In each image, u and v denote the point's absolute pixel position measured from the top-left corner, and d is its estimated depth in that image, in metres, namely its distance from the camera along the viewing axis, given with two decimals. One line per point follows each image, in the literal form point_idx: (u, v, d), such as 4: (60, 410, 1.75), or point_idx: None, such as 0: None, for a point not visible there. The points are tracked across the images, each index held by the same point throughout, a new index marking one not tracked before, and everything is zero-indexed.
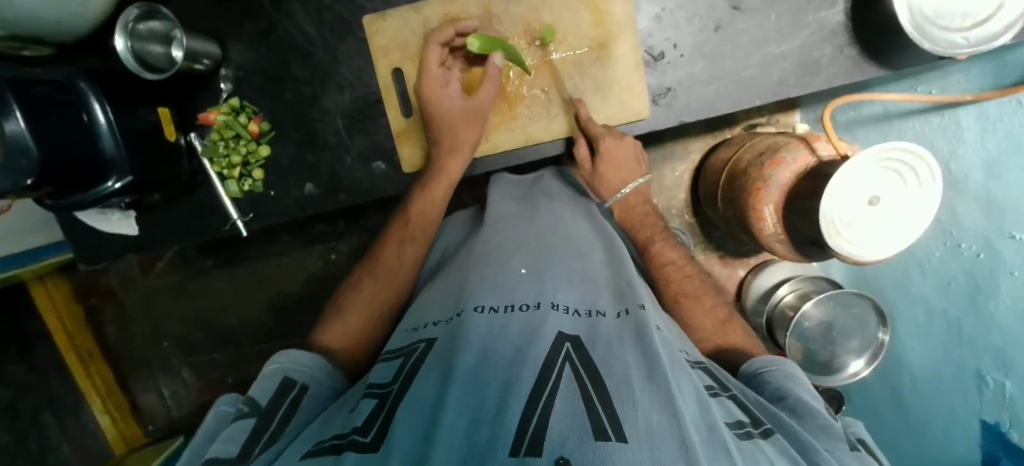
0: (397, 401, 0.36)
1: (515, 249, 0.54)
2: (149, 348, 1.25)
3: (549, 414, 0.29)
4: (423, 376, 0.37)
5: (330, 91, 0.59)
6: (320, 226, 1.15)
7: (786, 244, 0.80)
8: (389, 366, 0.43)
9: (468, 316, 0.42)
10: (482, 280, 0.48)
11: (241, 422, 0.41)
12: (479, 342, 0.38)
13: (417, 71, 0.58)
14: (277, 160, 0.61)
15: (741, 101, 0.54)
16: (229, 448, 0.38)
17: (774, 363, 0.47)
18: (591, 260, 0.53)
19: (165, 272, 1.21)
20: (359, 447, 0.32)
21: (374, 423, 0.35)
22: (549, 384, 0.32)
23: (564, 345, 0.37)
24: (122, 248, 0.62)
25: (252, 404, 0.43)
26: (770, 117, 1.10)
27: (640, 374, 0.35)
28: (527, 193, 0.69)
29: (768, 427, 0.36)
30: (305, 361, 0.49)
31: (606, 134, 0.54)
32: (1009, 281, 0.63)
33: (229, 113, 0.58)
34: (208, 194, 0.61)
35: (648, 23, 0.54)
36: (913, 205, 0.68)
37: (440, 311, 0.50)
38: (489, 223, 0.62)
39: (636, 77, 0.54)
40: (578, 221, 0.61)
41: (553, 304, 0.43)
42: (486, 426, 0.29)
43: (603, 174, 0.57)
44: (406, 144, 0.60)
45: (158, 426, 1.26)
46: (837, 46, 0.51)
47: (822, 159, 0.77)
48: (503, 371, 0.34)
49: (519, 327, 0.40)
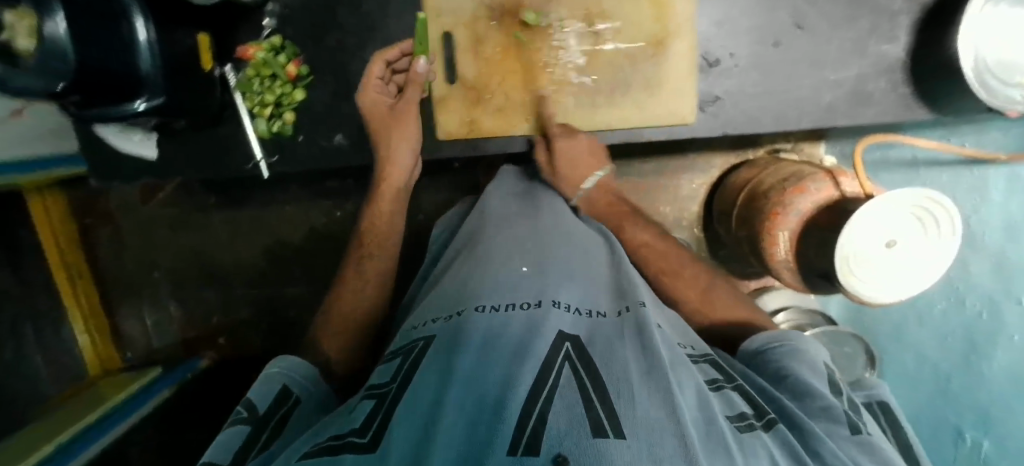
0: (397, 396, 0.36)
1: (517, 246, 0.53)
2: (143, 275, 1.24)
3: (548, 410, 0.29)
4: (424, 373, 0.37)
5: (375, 45, 0.58)
6: (330, 182, 1.14)
7: (795, 273, 0.81)
8: (388, 365, 0.43)
9: (469, 315, 0.42)
10: (486, 277, 0.48)
11: (236, 425, 0.39)
12: (479, 341, 0.37)
13: (468, 36, 0.54)
14: (311, 106, 0.59)
15: (788, 121, 0.53)
16: (223, 454, 0.35)
17: (778, 342, 0.48)
18: (593, 261, 0.53)
19: (167, 203, 1.20)
20: (357, 448, 0.31)
21: (374, 424, 0.34)
22: (549, 382, 0.32)
23: (563, 346, 0.37)
24: (139, 168, 0.61)
25: (250, 408, 0.41)
26: (795, 145, 1.10)
27: (638, 370, 0.34)
28: (528, 189, 0.68)
29: (772, 417, 0.36)
30: (301, 374, 0.48)
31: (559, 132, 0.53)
32: (1009, 345, 0.70)
33: (270, 51, 0.56)
34: (235, 129, 0.59)
35: (709, 28, 0.52)
36: (926, 246, 0.69)
37: (441, 304, 0.48)
38: (488, 222, 0.60)
39: (689, 80, 0.52)
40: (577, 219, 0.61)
41: (554, 303, 0.43)
42: (484, 426, 0.28)
43: (563, 175, 0.55)
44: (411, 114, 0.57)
45: (136, 355, 1.26)
46: (892, 82, 0.50)
47: (846, 194, 0.77)
48: (501, 369, 0.33)
49: (520, 323, 0.40)
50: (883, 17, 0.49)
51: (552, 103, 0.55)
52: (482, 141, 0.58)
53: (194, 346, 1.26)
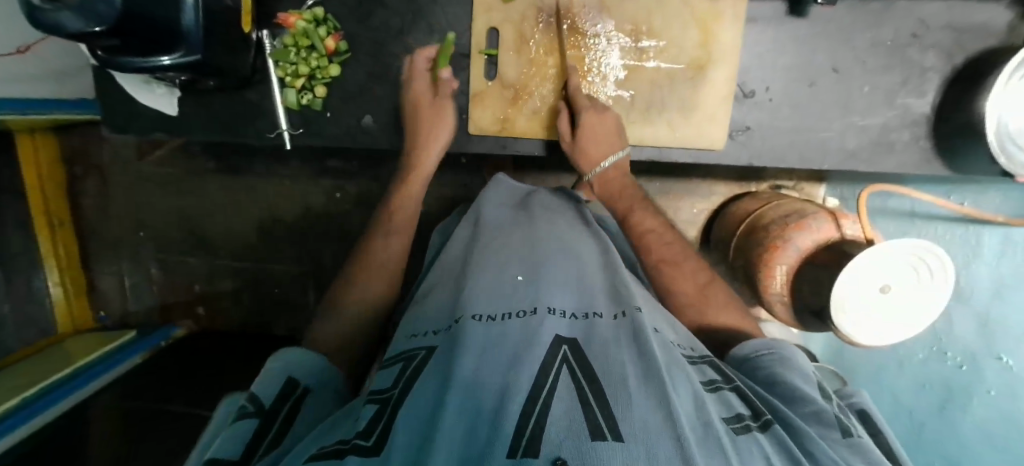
0: (400, 404, 0.33)
1: (515, 252, 0.50)
2: (128, 235, 1.21)
3: (547, 414, 0.28)
4: (427, 377, 0.34)
5: (418, 31, 0.57)
6: (334, 161, 1.12)
7: (786, 306, 0.83)
8: (388, 371, 0.39)
9: (465, 323, 0.39)
10: (480, 286, 0.44)
11: (243, 419, 0.35)
12: (477, 351, 0.35)
13: (514, 36, 0.54)
14: (345, 83, 0.58)
15: (811, 161, 0.54)
16: (230, 450, 0.32)
17: (767, 347, 0.44)
18: (586, 264, 0.50)
19: (162, 162, 1.16)
20: (360, 450, 0.28)
21: (379, 423, 0.31)
22: (546, 386, 0.31)
23: (560, 350, 0.35)
24: (153, 125, 0.59)
25: (255, 402, 0.37)
26: (797, 182, 1.12)
27: (635, 373, 0.32)
28: (523, 200, 0.64)
29: (768, 418, 0.34)
30: (311, 364, 0.44)
31: (590, 107, 0.52)
32: (984, 398, 0.72)
33: (311, 22, 0.55)
34: (261, 95, 0.58)
35: (750, 60, 0.53)
36: (919, 292, 0.71)
37: (439, 316, 0.44)
38: (484, 230, 0.57)
39: (723, 107, 0.53)
40: (570, 226, 0.57)
41: (550, 310, 0.40)
42: (484, 430, 0.27)
43: (585, 148, 0.54)
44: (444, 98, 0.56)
45: (110, 314, 1.23)
46: (914, 135, 0.53)
47: (846, 236, 0.79)
48: (501, 377, 0.32)
49: (515, 334, 0.37)
50: (914, 72, 0.51)
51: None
52: (513, 141, 0.58)
53: (171, 313, 1.23)
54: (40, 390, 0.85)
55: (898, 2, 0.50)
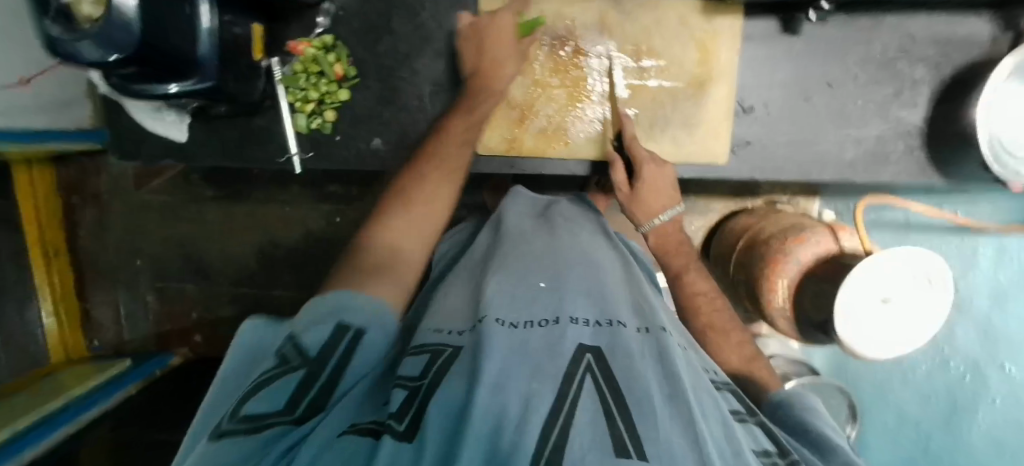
0: (433, 389, 0.32)
1: (538, 258, 0.51)
2: (125, 262, 1.19)
3: (571, 424, 0.27)
4: (451, 377, 0.33)
5: (426, 56, 0.58)
6: (333, 187, 1.13)
7: (790, 320, 0.84)
8: (415, 361, 0.38)
9: (489, 325, 0.38)
10: (501, 290, 0.44)
11: (288, 372, 0.32)
12: (502, 356, 0.34)
13: (519, 59, 0.56)
14: (353, 107, 0.59)
15: (811, 173, 0.56)
16: (270, 405, 0.30)
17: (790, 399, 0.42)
18: (608, 274, 0.50)
19: (161, 189, 1.16)
20: (393, 432, 0.28)
21: (412, 408, 0.31)
22: (571, 396, 0.30)
23: (584, 358, 0.34)
24: (161, 152, 0.59)
25: (297, 351, 0.34)
26: (791, 197, 1.13)
27: (661, 393, 0.32)
28: (543, 211, 0.65)
29: (795, 458, 0.33)
30: (370, 306, 0.39)
31: (650, 160, 0.53)
32: (990, 408, 0.75)
33: (320, 49, 0.57)
34: (270, 121, 0.59)
35: (749, 78, 0.55)
36: (925, 307, 0.72)
37: (461, 316, 0.44)
38: (506, 237, 0.58)
39: (724, 122, 0.55)
40: (599, 244, 0.58)
41: (573, 319, 0.40)
42: (507, 433, 0.27)
43: (640, 197, 0.54)
44: (506, 39, 0.53)
45: (104, 343, 1.20)
46: (908, 145, 0.54)
47: (845, 249, 0.81)
48: (523, 381, 0.31)
49: (539, 341, 0.36)
50: (905, 85, 0.53)
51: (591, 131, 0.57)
52: (521, 161, 0.59)
53: (168, 339, 1.20)
54: (34, 421, 0.82)
55: (888, 19, 0.52)
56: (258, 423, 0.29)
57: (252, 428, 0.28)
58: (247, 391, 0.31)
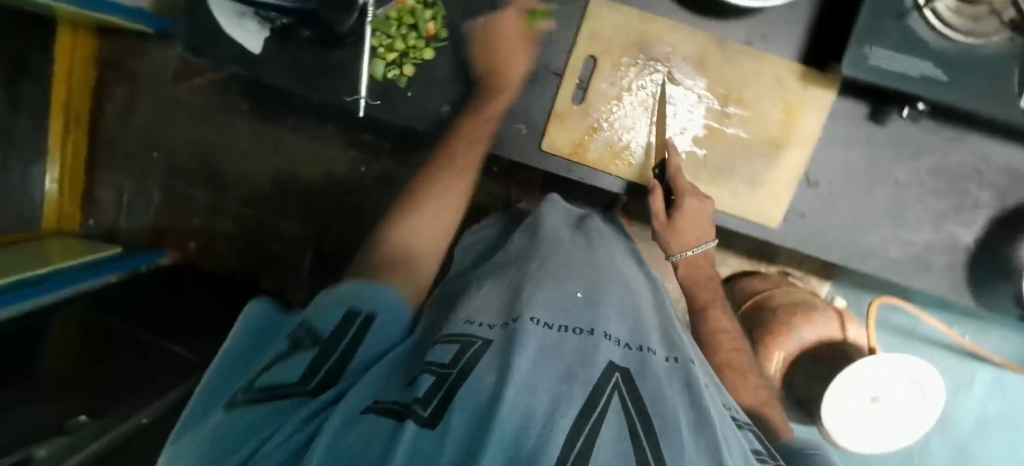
0: (454, 388, 0.31)
1: (574, 267, 0.52)
2: (143, 152, 1.18)
3: (594, 438, 0.28)
4: (488, 359, 0.35)
5: (518, 39, 0.57)
6: (367, 136, 1.12)
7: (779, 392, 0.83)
8: (445, 349, 0.38)
9: (524, 323, 0.39)
10: (541, 289, 0.46)
11: (302, 351, 0.35)
12: (534, 353, 0.35)
13: (608, 70, 0.56)
14: (433, 69, 0.58)
15: (854, 261, 0.56)
16: (287, 377, 0.32)
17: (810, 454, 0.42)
18: (641, 303, 0.51)
19: (199, 90, 1.14)
20: (417, 417, 0.28)
21: (437, 396, 0.31)
22: (599, 409, 0.31)
23: (612, 376, 0.35)
24: (228, 57, 0.58)
25: (312, 332, 0.37)
26: (804, 274, 1.13)
27: (688, 422, 0.33)
28: (578, 222, 0.66)
29: None
30: (376, 297, 0.42)
31: (692, 193, 0.54)
32: None
33: (419, 4, 0.57)
34: (348, 58, 0.57)
35: (824, 154, 0.55)
36: (917, 415, 0.73)
37: (494, 309, 0.45)
38: (544, 240, 0.58)
39: (787, 188, 0.55)
40: (635, 272, 0.58)
41: (606, 334, 0.41)
42: (534, 431, 0.27)
43: (677, 228, 0.55)
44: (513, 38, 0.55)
45: (99, 224, 1.19)
46: (952, 261, 0.55)
47: (848, 339, 0.82)
48: (551, 384, 0.32)
49: (571, 347, 0.38)
50: (967, 204, 0.54)
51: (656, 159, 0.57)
52: (580, 167, 0.58)
53: (162, 239, 1.19)
54: None
55: (969, 137, 0.53)
56: (276, 391, 0.31)
57: (269, 395, 0.31)
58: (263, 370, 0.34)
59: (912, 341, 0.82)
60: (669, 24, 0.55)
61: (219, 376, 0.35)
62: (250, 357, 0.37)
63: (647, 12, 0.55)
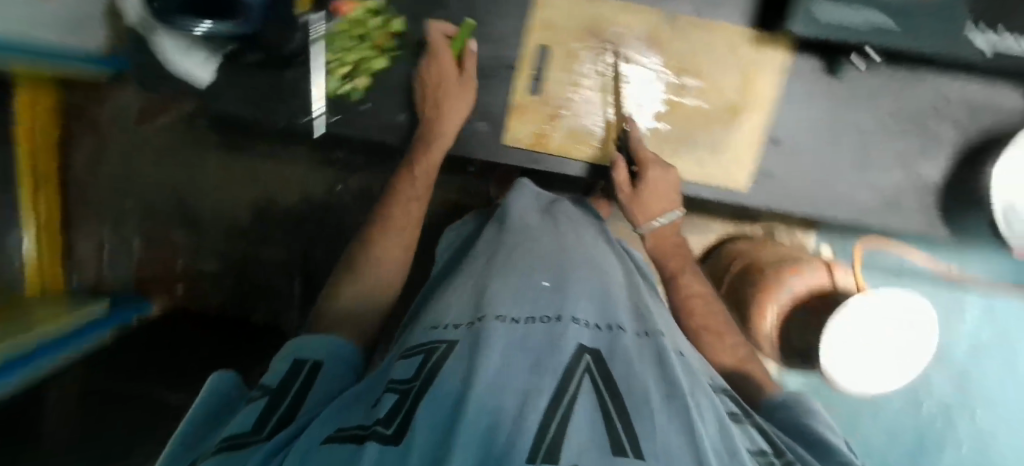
0: (422, 392, 0.35)
1: (542, 255, 0.53)
2: (115, 201, 1.16)
3: (568, 425, 0.30)
4: (449, 367, 0.37)
5: (472, 38, 0.56)
6: (339, 153, 1.11)
7: (774, 344, 0.86)
8: (406, 363, 0.40)
9: (489, 323, 0.40)
10: (504, 289, 0.46)
11: (253, 402, 0.37)
12: (501, 351, 0.36)
13: (562, 58, 0.56)
14: (389, 78, 0.58)
15: (828, 213, 0.57)
16: (242, 425, 0.35)
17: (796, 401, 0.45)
18: (612, 281, 0.52)
19: (163, 129, 1.13)
20: (380, 436, 0.30)
21: (397, 416, 0.33)
22: (569, 392, 0.34)
23: (583, 358, 0.37)
24: (177, 91, 0.56)
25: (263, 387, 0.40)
26: (789, 229, 1.14)
27: (658, 392, 0.36)
28: (546, 207, 0.67)
29: (790, 458, 0.36)
30: (322, 344, 0.46)
31: (653, 162, 0.54)
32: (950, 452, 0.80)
33: (366, 14, 0.56)
34: (301, 76, 0.57)
35: (788, 112, 0.55)
36: (913, 352, 0.74)
37: (460, 308, 0.47)
38: (509, 231, 0.59)
39: (751, 151, 0.56)
40: (607, 254, 0.58)
41: (573, 319, 0.42)
42: (502, 434, 0.29)
43: (643, 200, 0.55)
44: (452, 69, 0.55)
45: (84, 280, 1.17)
46: (923, 200, 0.56)
47: (837, 288, 0.83)
48: (523, 381, 0.34)
49: (540, 336, 0.39)
50: (931, 142, 0.55)
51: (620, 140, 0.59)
52: (546, 158, 0.58)
53: (149, 286, 1.18)
54: None
55: (927, 76, 0.54)
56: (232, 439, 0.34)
57: (229, 447, 0.33)
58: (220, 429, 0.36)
59: (898, 281, 0.84)
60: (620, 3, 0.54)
61: (178, 446, 0.36)
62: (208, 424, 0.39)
63: None
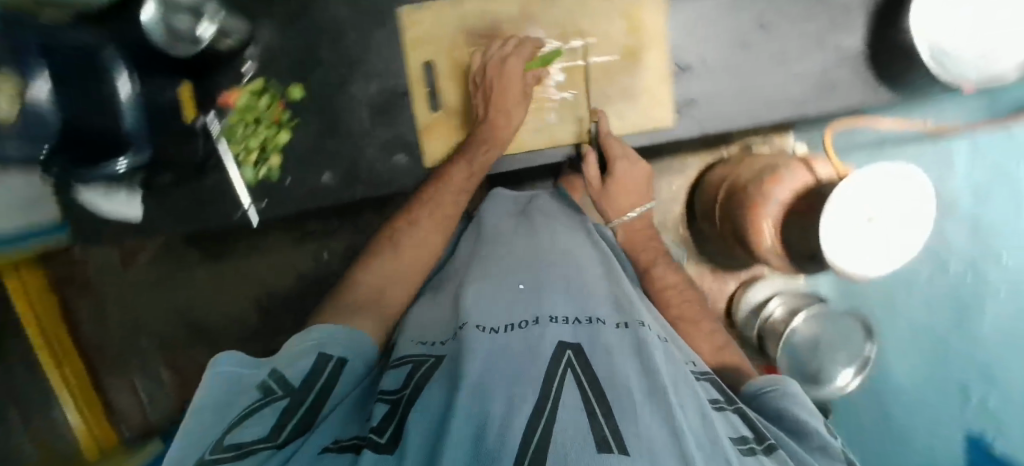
0: (411, 404, 0.34)
1: (512, 261, 0.52)
2: (129, 344, 1.18)
3: (553, 423, 0.28)
4: (437, 379, 0.36)
5: (358, 80, 0.58)
6: (313, 223, 1.13)
7: (781, 256, 0.80)
8: (398, 372, 0.40)
9: (468, 332, 0.39)
10: (481, 293, 0.46)
11: (273, 402, 0.36)
12: (484, 356, 0.36)
13: (449, 67, 0.58)
14: (295, 148, 0.59)
15: (764, 116, 0.55)
16: (255, 431, 0.33)
17: (775, 382, 0.43)
18: (588, 273, 0.51)
19: (150, 264, 1.15)
20: (375, 446, 0.30)
21: (392, 423, 0.33)
22: (552, 396, 0.31)
23: (565, 354, 0.36)
24: (121, 233, 0.59)
25: (283, 384, 0.38)
26: (766, 138, 1.09)
27: (640, 390, 0.33)
28: (523, 208, 0.66)
29: (772, 442, 0.34)
30: (341, 339, 0.44)
31: (622, 157, 0.55)
32: (997, 302, 0.71)
33: (252, 96, 0.57)
34: (220, 179, 0.58)
35: (682, 34, 0.55)
36: (909, 239, 0.69)
37: (442, 325, 0.46)
38: (484, 242, 0.59)
39: (663, 85, 0.56)
40: (575, 240, 0.57)
41: (552, 318, 0.41)
42: (492, 430, 0.28)
43: (612, 192, 0.57)
44: (516, 83, 0.54)
45: (133, 429, 1.19)
46: (854, 69, 0.54)
47: (822, 180, 0.76)
48: (506, 386, 0.32)
49: (520, 345, 0.38)
50: (837, 11, 0.53)
51: (563, 119, 0.59)
52: None
53: None
54: None
55: None
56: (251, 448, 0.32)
57: (238, 454, 0.31)
58: (231, 426, 0.33)
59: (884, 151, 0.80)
60: None
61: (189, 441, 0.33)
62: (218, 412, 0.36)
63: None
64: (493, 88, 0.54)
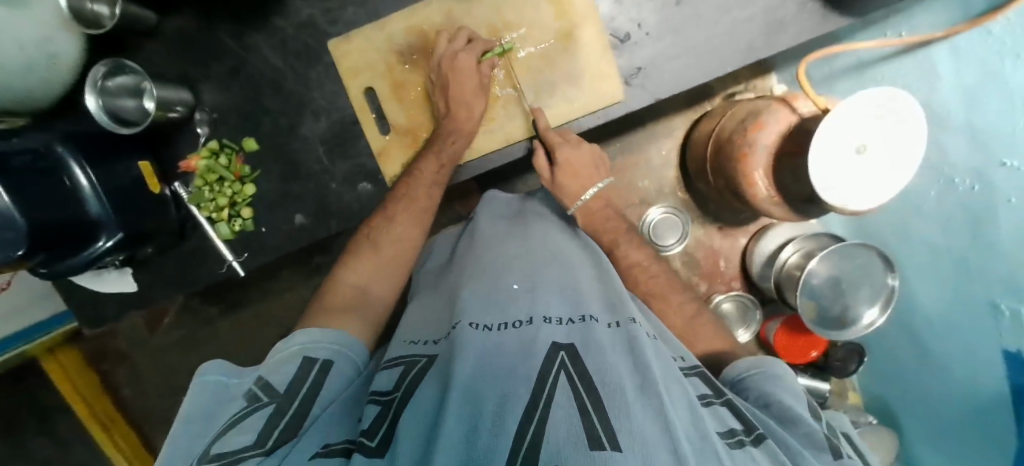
0: (402, 406, 0.34)
1: (502, 261, 0.52)
2: (170, 405, 1.20)
3: (546, 421, 0.28)
4: (427, 382, 0.36)
5: (307, 120, 0.61)
6: (318, 257, 1.08)
7: (780, 204, 0.69)
8: (388, 374, 0.40)
9: (462, 330, 0.40)
10: (475, 293, 0.46)
11: (260, 409, 0.37)
12: (475, 355, 0.36)
13: (390, 87, 0.59)
14: (264, 196, 0.62)
15: (714, 69, 0.55)
16: (243, 438, 0.34)
17: (757, 366, 0.45)
18: (581, 274, 0.51)
19: (172, 327, 1.17)
20: (364, 449, 0.31)
21: (383, 425, 0.33)
22: (545, 393, 0.31)
23: (558, 357, 0.35)
24: (123, 306, 0.65)
25: (268, 391, 0.39)
26: (747, 84, 1.01)
27: (632, 384, 0.33)
28: (517, 212, 0.65)
29: (760, 432, 0.34)
30: (332, 337, 0.46)
31: (563, 143, 0.58)
32: (1007, 211, 0.53)
33: (210, 157, 0.60)
34: (199, 241, 0.63)
35: (610, 7, 0.55)
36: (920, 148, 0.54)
37: (432, 328, 0.47)
38: (477, 241, 0.58)
39: (605, 59, 0.56)
40: (565, 240, 0.58)
41: (545, 318, 0.41)
42: (484, 431, 0.28)
43: (561, 180, 0.60)
44: (470, 77, 0.54)
45: None
46: (799, 2, 0.52)
47: (805, 117, 0.67)
48: (499, 383, 0.32)
49: (513, 342, 0.38)
50: None
51: (512, 115, 0.59)
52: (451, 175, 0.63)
53: None
54: None
55: None
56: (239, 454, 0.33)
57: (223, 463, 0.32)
58: (218, 436, 0.35)
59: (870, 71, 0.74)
60: (404, 12, 0.57)
61: (180, 451, 0.35)
62: (209, 424, 0.37)
63: (380, 19, 0.58)
64: (452, 84, 0.54)
